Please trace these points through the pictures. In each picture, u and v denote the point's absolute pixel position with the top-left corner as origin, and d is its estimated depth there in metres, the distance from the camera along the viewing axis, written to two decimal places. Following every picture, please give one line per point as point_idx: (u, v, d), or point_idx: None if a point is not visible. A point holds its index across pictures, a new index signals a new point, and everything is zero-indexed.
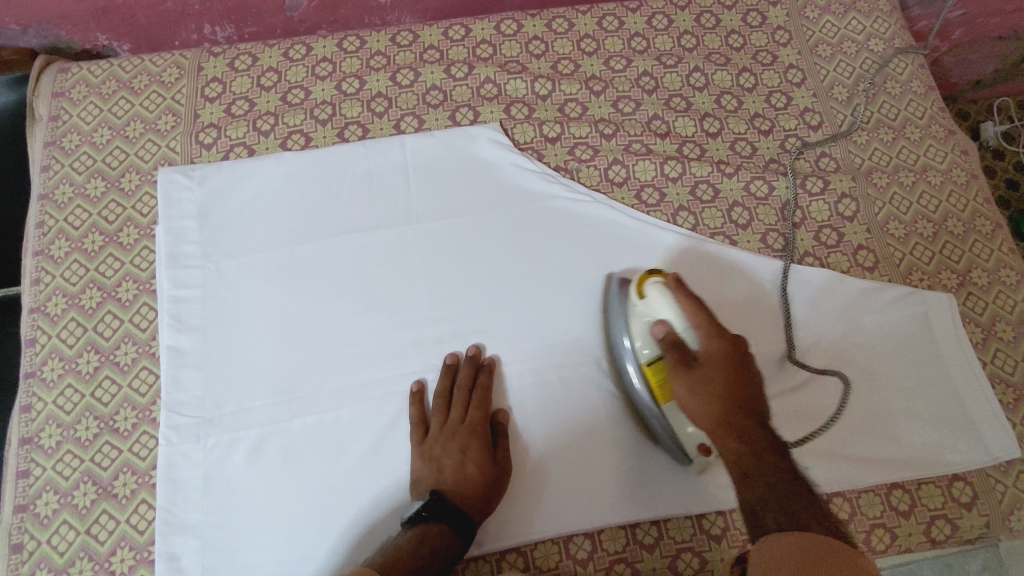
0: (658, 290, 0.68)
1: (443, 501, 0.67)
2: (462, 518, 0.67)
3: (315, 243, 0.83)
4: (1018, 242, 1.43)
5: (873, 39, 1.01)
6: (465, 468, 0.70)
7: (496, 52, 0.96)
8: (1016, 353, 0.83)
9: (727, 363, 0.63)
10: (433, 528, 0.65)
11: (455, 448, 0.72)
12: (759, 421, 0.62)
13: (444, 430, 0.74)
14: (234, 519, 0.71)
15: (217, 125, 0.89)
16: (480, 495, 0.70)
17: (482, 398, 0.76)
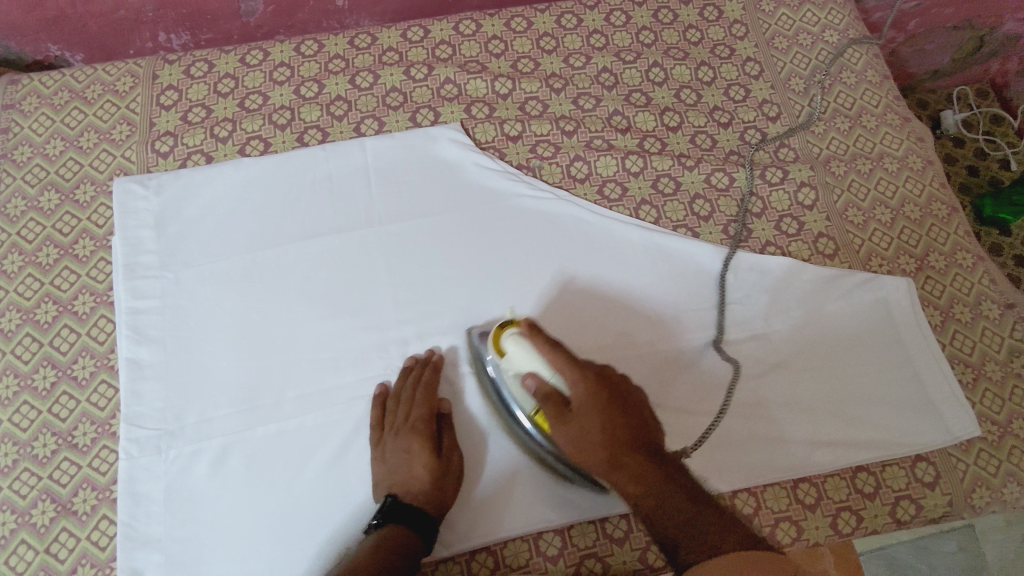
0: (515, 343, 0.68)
1: (397, 504, 0.69)
2: (419, 517, 0.69)
3: (275, 250, 0.82)
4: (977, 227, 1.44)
5: (827, 30, 1.02)
6: (414, 468, 0.71)
7: (455, 52, 0.96)
8: (974, 334, 0.85)
9: (598, 404, 0.65)
10: (389, 530, 0.67)
11: (402, 449, 0.72)
12: (645, 450, 0.64)
13: (392, 431, 0.73)
14: (198, 531, 0.70)
15: (174, 132, 0.88)
16: (431, 493, 0.71)
17: (425, 395, 0.75)
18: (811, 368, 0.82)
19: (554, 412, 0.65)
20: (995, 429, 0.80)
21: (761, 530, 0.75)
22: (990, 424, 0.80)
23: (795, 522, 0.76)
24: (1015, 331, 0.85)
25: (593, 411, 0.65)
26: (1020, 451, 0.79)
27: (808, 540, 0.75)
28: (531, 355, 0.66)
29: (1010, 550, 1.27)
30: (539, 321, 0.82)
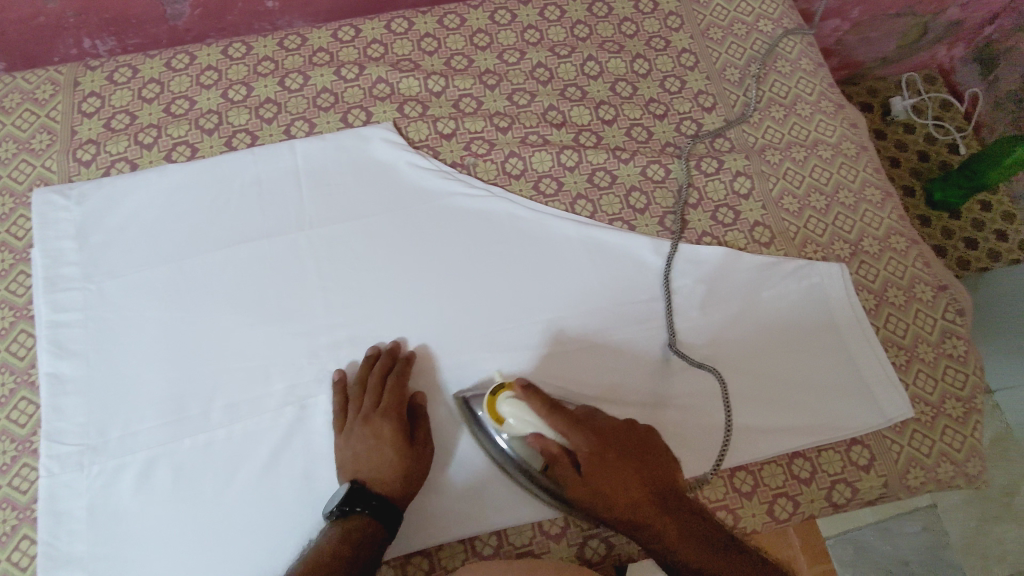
0: (512, 408, 0.68)
1: (363, 490, 0.67)
2: (383, 502, 0.67)
3: (202, 258, 0.81)
4: (927, 209, 1.46)
5: (762, 20, 1.02)
6: (381, 451, 0.70)
7: (387, 51, 0.95)
8: (907, 316, 0.85)
9: (605, 455, 0.66)
10: (357, 520, 0.65)
11: (369, 434, 0.72)
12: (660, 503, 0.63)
13: (360, 417, 0.73)
14: (123, 546, 0.70)
15: (96, 140, 0.86)
16: (396, 477, 0.69)
17: (395, 384, 0.75)
18: (748, 357, 0.82)
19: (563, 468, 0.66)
20: (928, 409, 0.81)
21: None
22: (923, 405, 0.81)
23: (732, 510, 0.76)
24: (947, 312, 0.86)
25: (602, 464, 0.65)
26: (952, 430, 0.80)
27: (746, 527, 0.76)
28: (529, 417, 0.67)
29: (970, 527, 1.29)
30: (475, 321, 0.81)
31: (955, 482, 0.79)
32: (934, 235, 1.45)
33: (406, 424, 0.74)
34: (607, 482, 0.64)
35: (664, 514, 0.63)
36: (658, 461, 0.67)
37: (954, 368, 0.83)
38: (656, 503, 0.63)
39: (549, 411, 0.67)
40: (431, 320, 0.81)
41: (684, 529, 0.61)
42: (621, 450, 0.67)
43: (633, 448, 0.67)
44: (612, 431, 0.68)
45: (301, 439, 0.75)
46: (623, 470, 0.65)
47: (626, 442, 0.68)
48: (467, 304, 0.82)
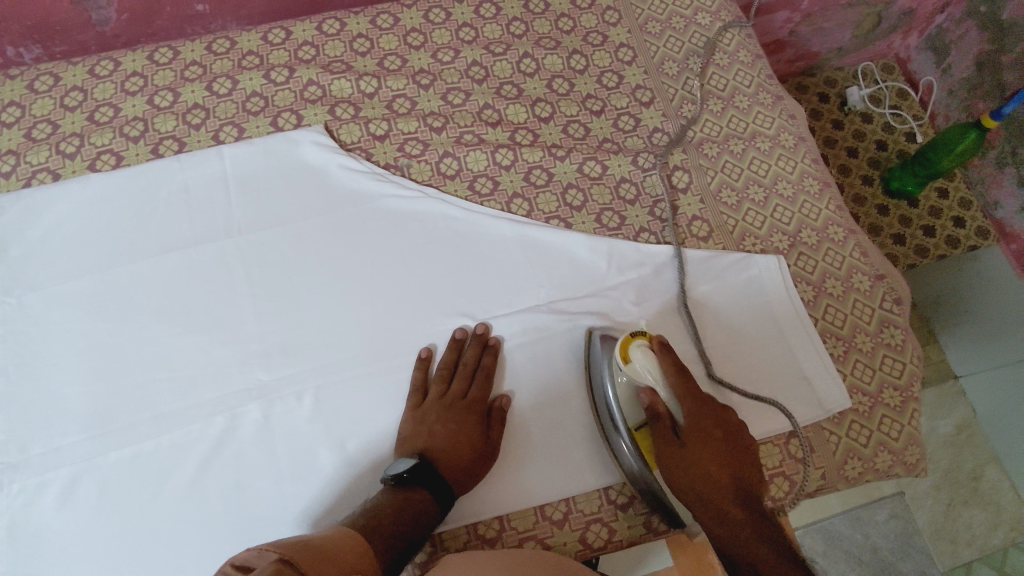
0: (642, 359, 0.70)
1: (428, 470, 0.68)
2: (445, 491, 0.68)
3: (127, 268, 0.79)
4: (887, 196, 1.46)
5: (700, 12, 1.01)
6: (456, 440, 0.71)
7: (319, 53, 0.93)
8: (846, 307, 0.85)
9: (710, 434, 0.67)
10: (416, 494, 0.66)
11: (449, 420, 0.73)
12: (738, 495, 0.64)
13: (442, 402, 0.74)
14: (43, 566, 0.68)
15: (16, 151, 0.84)
16: (461, 468, 0.70)
17: (485, 378, 0.76)
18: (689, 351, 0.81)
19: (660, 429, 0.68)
20: (866, 399, 0.81)
21: (635, 518, 0.74)
22: (861, 395, 0.81)
23: None
24: (884, 301, 0.85)
25: (704, 436, 0.67)
26: (890, 418, 0.80)
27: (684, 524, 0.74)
28: (653, 372, 0.70)
29: (938, 512, 1.29)
30: (410, 324, 0.80)
31: (894, 470, 0.79)
32: (893, 224, 1.44)
33: (482, 421, 0.74)
34: (703, 459, 0.66)
35: (748, 511, 0.63)
36: (748, 466, 0.67)
37: (892, 357, 0.83)
38: (743, 497, 0.64)
39: (676, 374, 0.69)
40: (362, 323, 0.79)
41: (761, 529, 0.61)
42: (726, 440, 0.67)
43: (733, 439, 0.68)
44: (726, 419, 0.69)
45: (229, 451, 0.73)
46: (721, 455, 0.66)
47: (735, 436, 0.68)
48: (401, 307, 0.80)
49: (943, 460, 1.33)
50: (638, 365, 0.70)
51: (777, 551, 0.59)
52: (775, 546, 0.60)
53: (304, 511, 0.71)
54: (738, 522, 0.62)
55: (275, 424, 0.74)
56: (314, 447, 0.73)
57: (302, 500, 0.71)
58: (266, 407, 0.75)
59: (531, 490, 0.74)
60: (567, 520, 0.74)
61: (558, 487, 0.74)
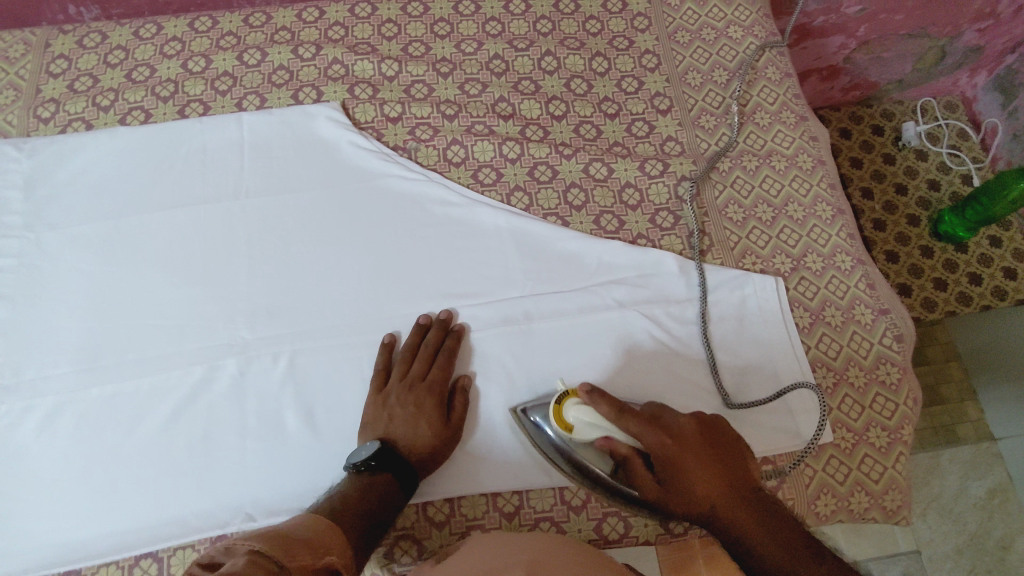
0: (581, 413, 0.68)
1: (390, 453, 0.68)
2: (407, 470, 0.68)
3: (138, 217, 0.84)
4: (934, 238, 1.37)
5: (732, 26, 0.99)
6: (417, 423, 0.72)
7: (348, 34, 0.97)
8: (842, 338, 0.82)
9: (677, 456, 0.62)
10: (381, 477, 0.65)
11: (410, 403, 0.73)
12: (741, 497, 0.59)
13: (404, 383, 0.74)
14: (18, 483, 0.73)
15: (57, 99, 0.91)
16: (425, 450, 0.71)
17: (445, 359, 0.76)
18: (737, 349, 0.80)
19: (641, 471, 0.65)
20: (849, 436, 0.77)
21: (586, 522, 0.73)
22: (845, 431, 0.77)
23: (624, 518, 0.73)
24: (885, 337, 0.81)
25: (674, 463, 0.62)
26: (872, 459, 0.77)
27: (635, 536, 0.73)
28: (596, 423, 0.67)
29: None
30: (393, 302, 0.81)
31: (870, 514, 0.76)
32: (936, 267, 1.34)
33: (444, 403, 0.74)
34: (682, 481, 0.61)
35: (744, 508, 0.58)
36: (727, 451, 0.62)
37: (885, 396, 0.79)
38: (737, 493, 0.59)
39: (618, 414, 0.65)
40: (349, 294, 0.81)
41: (761, 527, 0.57)
42: (691, 449, 0.62)
43: (705, 444, 0.62)
44: (687, 426, 0.64)
45: (203, 400, 0.76)
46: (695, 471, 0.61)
47: (697, 435, 0.63)
48: (388, 285, 0.82)
49: (970, 523, 1.22)
50: (582, 424, 0.68)
51: (786, 544, 0.55)
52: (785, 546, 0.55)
53: (262, 467, 0.73)
54: (740, 530, 0.57)
55: (250, 380, 0.77)
56: (282, 407, 0.76)
57: (263, 456, 0.74)
58: (244, 363, 0.77)
59: (485, 476, 0.74)
60: (518, 514, 0.74)
61: (510, 482, 0.74)
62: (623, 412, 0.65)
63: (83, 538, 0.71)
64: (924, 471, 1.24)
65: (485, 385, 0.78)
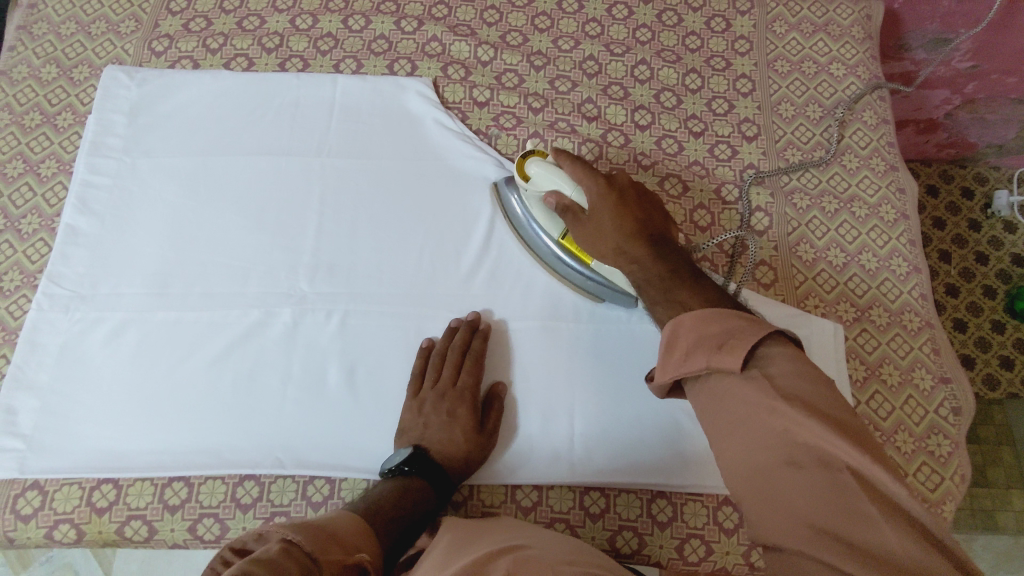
0: (539, 167, 0.73)
1: (426, 460, 0.70)
2: (442, 477, 0.70)
3: (225, 159, 0.88)
4: (1011, 316, 1.30)
5: (836, 63, 0.97)
6: (451, 430, 0.72)
7: (450, 14, 0.99)
8: (895, 400, 0.79)
9: (609, 202, 0.69)
10: (415, 483, 0.69)
11: (444, 410, 0.73)
12: (651, 238, 0.67)
13: (437, 391, 0.75)
14: (76, 387, 0.77)
15: (172, 36, 0.96)
16: (461, 458, 0.72)
17: (475, 364, 0.76)
18: None
19: (576, 221, 0.71)
20: None
21: (600, 532, 0.73)
22: None
23: (639, 535, 0.73)
24: (941, 407, 0.78)
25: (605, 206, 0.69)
26: None
27: (647, 556, 0.72)
28: (552, 174, 0.72)
29: None
30: (447, 279, 0.83)
31: None
32: (1005, 345, 1.28)
33: (477, 409, 0.75)
34: (607, 220, 0.69)
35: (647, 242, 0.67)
36: (649, 212, 0.70)
37: (930, 468, 0.76)
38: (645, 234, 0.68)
39: (572, 164, 0.72)
40: (407, 265, 0.83)
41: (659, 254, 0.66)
42: (622, 202, 0.70)
43: (635, 200, 0.71)
44: (622, 184, 0.71)
45: (255, 342, 0.79)
46: (621, 215, 0.69)
47: (630, 193, 0.71)
48: (446, 263, 0.83)
49: None
50: (539, 175, 0.73)
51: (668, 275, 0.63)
52: (672, 271, 0.63)
53: (300, 416, 0.76)
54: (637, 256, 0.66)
55: (303, 331, 0.79)
56: (327, 363, 0.78)
57: (302, 405, 0.76)
58: (300, 313, 0.80)
59: (509, 469, 0.75)
60: (534, 510, 0.74)
61: (538, 480, 0.74)
62: (577, 160, 0.72)
63: (125, 450, 0.75)
64: None
65: (520, 378, 0.78)
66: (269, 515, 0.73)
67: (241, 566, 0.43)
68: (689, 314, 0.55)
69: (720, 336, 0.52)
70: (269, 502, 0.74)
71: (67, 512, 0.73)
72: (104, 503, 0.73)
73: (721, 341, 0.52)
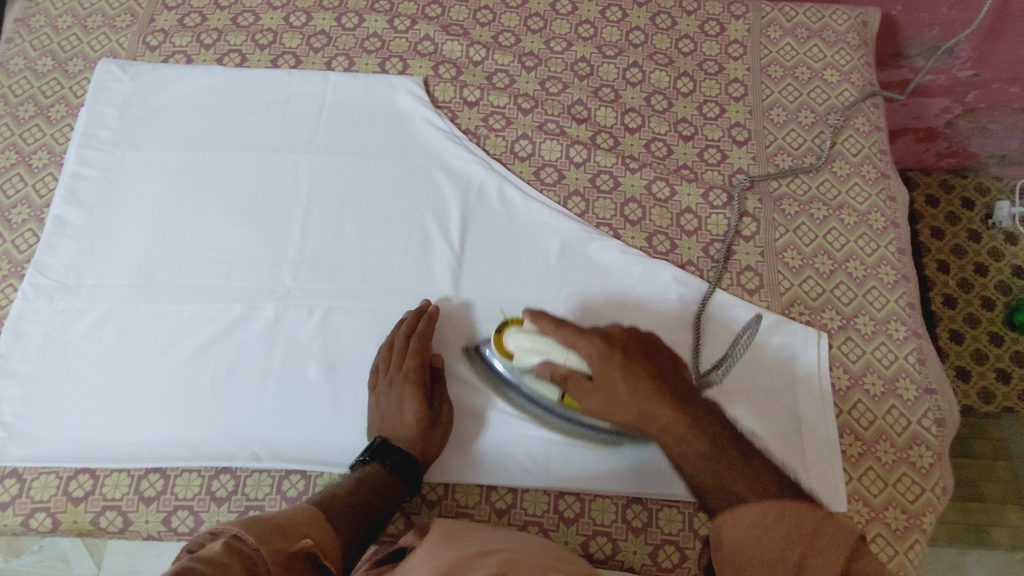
0: (518, 337, 0.68)
1: (385, 446, 0.72)
2: (401, 458, 0.71)
3: (213, 153, 0.88)
4: (1011, 328, 1.28)
5: (830, 69, 0.96)
6: (402, 414, 0.73)
7: (443, 13, 0.99)
8: (878, 410, 0.78)
9: (611, 363, 0.63)
10: (372, 468, 0.70)
11: (394, 397, 0.74)
12: (675, 399, 0.62)
13: (386, 378, 0.75)
14: (59, 378, 0.78)
15: (167, 30, 0.97)
16: (417, 439, 0.72)
17: (417, 345, 0.75)
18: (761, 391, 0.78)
19: (581, 387, 0.65)
20: (863, 510, 0.74)
21: (574, 536, 0.73)
22: (860, 504, 0.74)
23: (613, 540, 0.72)
24: (924, 418, 0.78)
25: (607, 370, 0.63)
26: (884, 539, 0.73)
27: (620, 561, 0.72)
28: (537, 344, 0.67)
29: None
30: (431, 280, 0.82)
31: None
32: (1002, 357, 1.27)
33: (424, 389, 0.74)
34: (615, 389, 0.63)
35: (674, 410, 0.61)
36: (656, 359, 0.65)
37: (911, 479, 0.75)
38: (671, 401, 0.61)
39: (555, 327, 0.66)
40: (391, 264, 0.83)
41: (693, 429, 0.60)
42: (627, 357, 0.64)
43: (637, 349, 0.65)
44: (618, 334, 0.66)
45: (237, 337, 0.79)
46: (628, 378, 0.62)
47: (632, 346, 0.65)
48: (430, 263, 0.83)
49: None
50: (522, 347, 0.68)
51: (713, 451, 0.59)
52: (716, 447, 0.59)
53: (278, 412, 0.76)
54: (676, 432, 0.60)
55: (283, 327, 0.80)
56: (306, 359, 0.78)
57: (280, 401, 0.76)
58: (281, 309, 0.80)
59: (484, 470, 0.75)
60: (508, 512, 0.74)
61: (512, 483, 0.74)
62: (562, 324, 0.66)
63: (104, 442, 0.75)
64: (946, 569, 1.13)
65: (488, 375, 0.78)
66: (242, 509, 0.73)
67: (189, 560, 0.46)
68: (749, 506, 0.54)
69: (785, 544, 0.50)
70: (243, 495, 0.74)
71: (43, 500, 0.74)
72: (80, 493, 0.74)
73: (791, 555, 0.49)
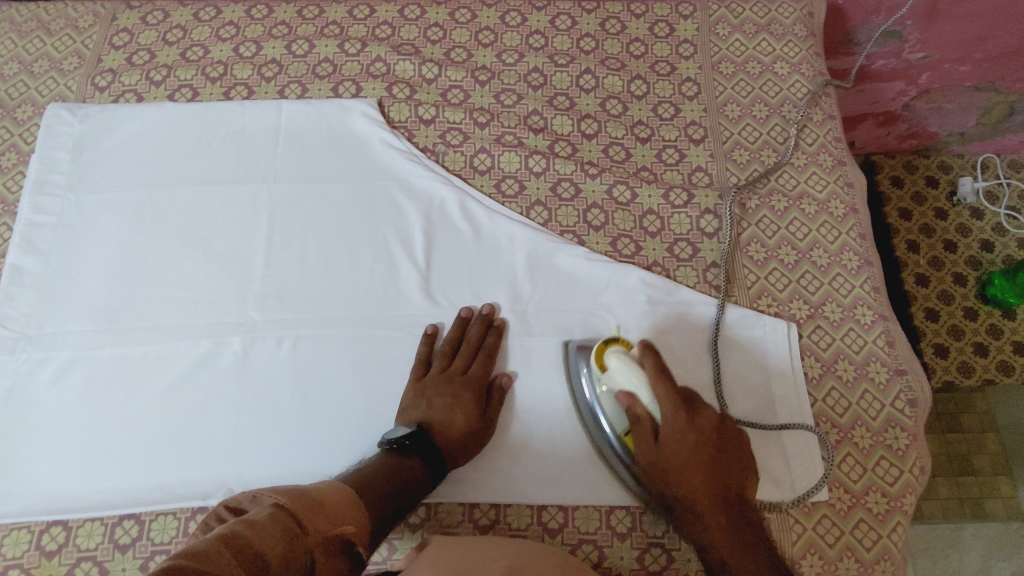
0: (620, 362, 0.68)
1: (423, 437, 0.69)
2: (436, 459, 0.69)
3: (170, 190, 0.87)
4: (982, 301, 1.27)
5: (779, 62, 0.98)
6: (453, 411, 0.72)
7: (394, 33, 0.99)
8: (852, 396, 0.79)
9: (690, 439, 0.65)
10: (409, 460, 0.67)
11: (449, 393, 0.74)
12: (726, 505, 0.65)
13: (444, 375, 0.76)
14: (25, 429, 0.77)
15: (115, 70, 0.96)
16: (458, 439, 0.71)
17: (487, 356, 0.77)
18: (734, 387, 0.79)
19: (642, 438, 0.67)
20: (845, 497, 0.74)
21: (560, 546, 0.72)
22: (842, 491, 0.74)
23: (599, 547, 0.72)
24: (897, 399, 0.78)
25: (684, 443, 0.65)
26: (867, 525, 0.73)
27: (608, 568, 0.71)
28: (632, 375, 0.67)
29: None
30: (399, 300, 0.82)
31: None
32: (978, 332, 1.25)
33: (481, 398, 0.75)
34: (686, 470, 0.65)
35: (723, 515, 0.65)
36: (731, 461, 0.66)
37: (889, 461, 0.75)
38: (718, 499, 0.65)
39: (658, 375, 0.66)
40: (357, 288, 0.82)
41: (734, 538, 0.64)
42: (706, 444, 0.65)
43: (721, 441, 0.66)
44: (709, 424, 0.66)
45: (206, 374, 0.78)
46: (699, 465, 0.65)
47: (717, 437, 0.66)
48: (396, 284, 0.83)
49: None
50: (619, 370, 0.68)
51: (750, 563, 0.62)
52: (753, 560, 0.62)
53: (252, 446, 0.75)
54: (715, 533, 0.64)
55: (252, 360, 0.79)
56: (278, 390, 0.78)
57: (254, 435, 0.76)
58: (249, 342, 0.80)
59: (465, 487, 0.74)
60: (493, 527, 0.74)
61: (495, 497, 0.74)
62: (665, 377, 0.66)
63: (76, 492, 0.74)
64: (944, 544, 1.16)
65: None
66: None
67: (232, 523, 0.46)
68: None
69: None
70: None
71: (17, 557, 0.72)
72: (53, 546, 0.72)
73: None
